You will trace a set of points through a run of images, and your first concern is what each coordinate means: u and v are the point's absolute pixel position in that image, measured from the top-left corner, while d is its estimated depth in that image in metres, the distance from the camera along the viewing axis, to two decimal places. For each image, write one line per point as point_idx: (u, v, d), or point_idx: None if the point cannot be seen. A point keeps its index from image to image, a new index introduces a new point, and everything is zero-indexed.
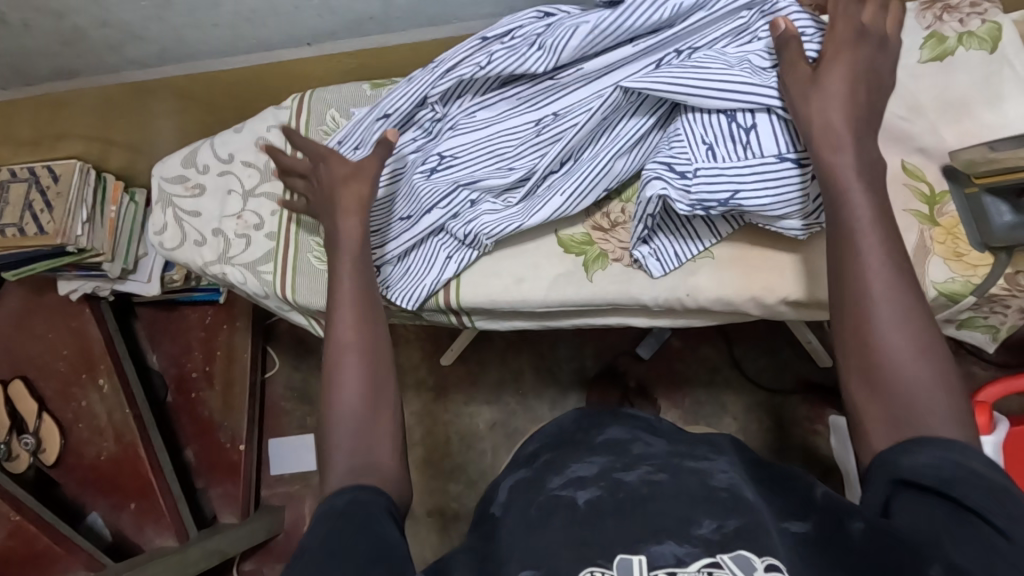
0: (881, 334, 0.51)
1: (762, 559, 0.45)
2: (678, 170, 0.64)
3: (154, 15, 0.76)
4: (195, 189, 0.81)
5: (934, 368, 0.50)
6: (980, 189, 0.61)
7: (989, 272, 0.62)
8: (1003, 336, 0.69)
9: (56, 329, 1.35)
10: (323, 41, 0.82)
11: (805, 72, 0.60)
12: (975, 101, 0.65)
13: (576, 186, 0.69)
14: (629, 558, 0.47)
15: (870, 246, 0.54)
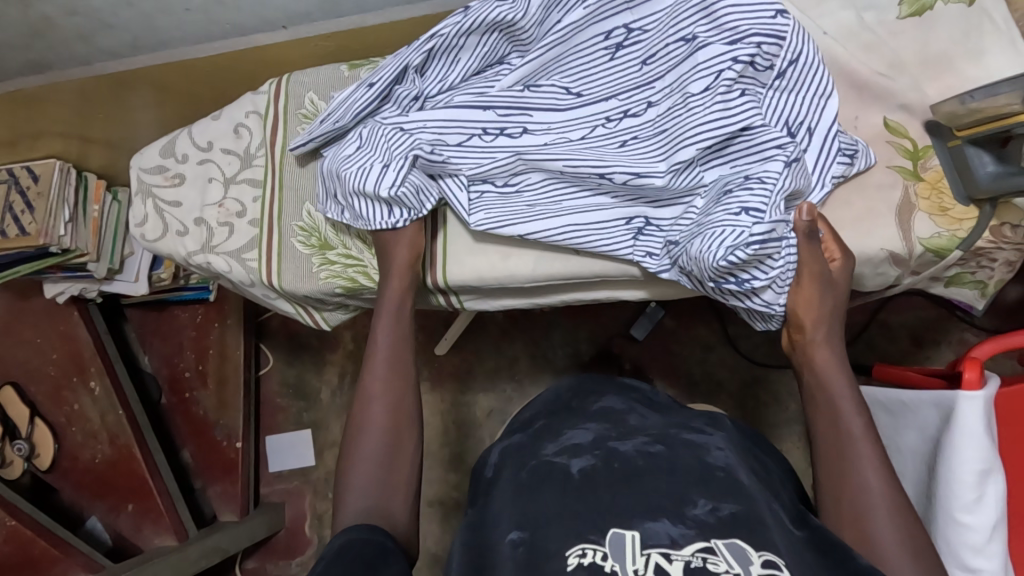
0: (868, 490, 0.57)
1: (759, 554, 0.51)
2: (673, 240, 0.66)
3: (124, 1, 0.74)
4: (175, 179, 0.80)
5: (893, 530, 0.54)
6: (962, 141, 0.61)
7: (974, 226, 0.62)
8: (991, 291, 0.70)
9: (44, 334, 1.33)
10: (299, 23, 0.81)
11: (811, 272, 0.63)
12: (956, 58, 0.65)
13: (509, 206, 0.70)
14: (622, 534, 0.54)
15: (867, 441, 0.59)
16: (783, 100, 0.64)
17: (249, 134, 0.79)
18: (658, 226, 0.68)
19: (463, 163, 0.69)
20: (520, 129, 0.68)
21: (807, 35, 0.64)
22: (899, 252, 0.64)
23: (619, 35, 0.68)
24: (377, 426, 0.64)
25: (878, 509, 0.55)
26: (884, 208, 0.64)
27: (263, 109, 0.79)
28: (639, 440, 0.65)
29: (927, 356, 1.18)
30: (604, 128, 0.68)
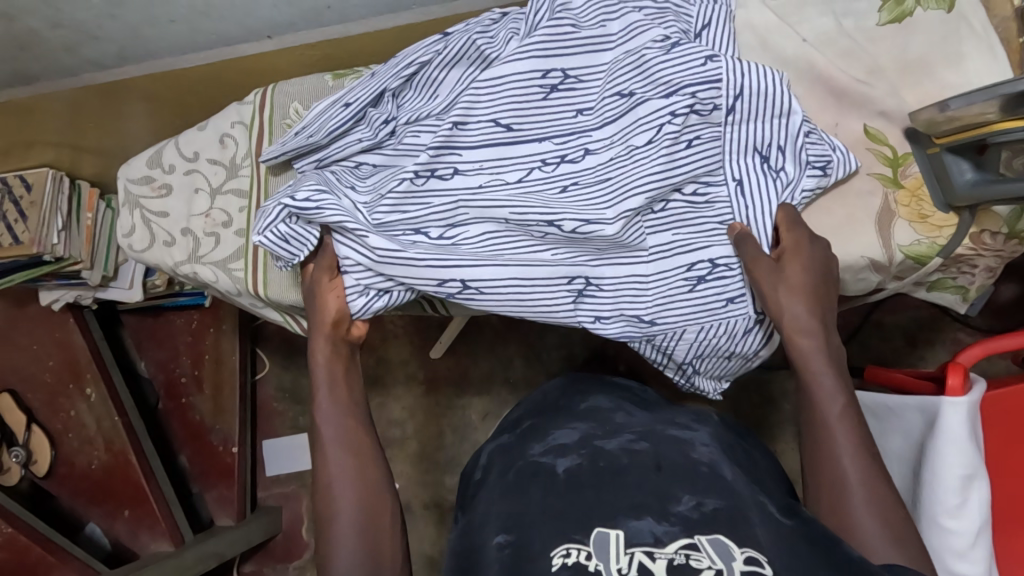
0: (846, 484, 0.56)
1: (742, 550, 0.50)
2: (637, 318, 0.68)
3: (107, 14, 0.74)
4: (162, 189, 0.80)
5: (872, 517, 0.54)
6: (941, 149, 0.61)
7: (953, 233, 0.63)
8: (973, 296, 0.71)
9: (40, 340, 1.34)
10: (283, 33, 0.81)
11: (766, 263, 0.62)
12: (936, 62, 0.65)
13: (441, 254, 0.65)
14: (606, 532, 0.54)
15: (843, 431, 0.58)
16: (743, 131, 0.65)
17: (235, 145, 0.79)
18: (599, 285, 0.67)
19: (399, 208, 0.67)
20: (450, 170, 0.68)
21: (755, 66, 0.63)
22: (880, 259, 0.65)
23: (556, 77, 0.67)
24: (343, 482, 0.64)
25: (856, 502, 0.55)
26: (863, 214, 0.65)
27: (248, 119, 0.79)
28: (624, 438, 0.66)
29: (921, 355, 1.17)
30: (542, 172, 0.67)
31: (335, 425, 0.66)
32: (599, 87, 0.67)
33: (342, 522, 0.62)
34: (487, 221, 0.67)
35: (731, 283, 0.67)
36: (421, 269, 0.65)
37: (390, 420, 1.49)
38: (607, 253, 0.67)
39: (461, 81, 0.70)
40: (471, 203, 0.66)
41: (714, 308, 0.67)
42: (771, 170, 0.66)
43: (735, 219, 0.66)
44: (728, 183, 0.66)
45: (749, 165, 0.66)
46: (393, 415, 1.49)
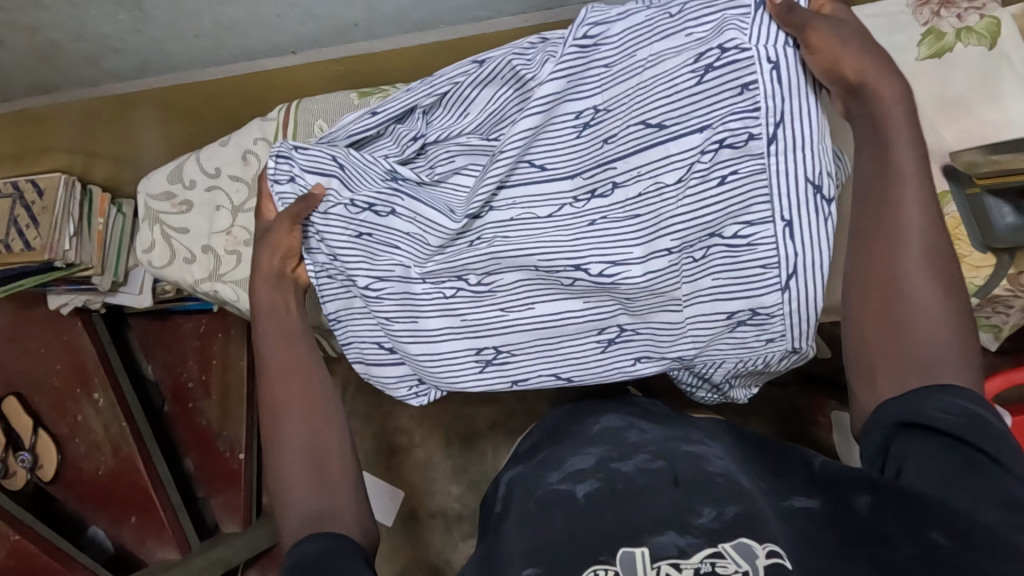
0: (908, 272, 0.56)
1: (762, 546, 0.50)
2: (673, 359, 0.73)
3: (131, 28, 0.73)
4: (183, 206, 0.80)
5: (943, 317, 0.55)
6: (983, 188, 0.64)
7: (990, 272, 0.66)
8: (1006, 334, 0.78)
9: (48, 344, 1.33)
10: (307, 48, 0.80)
11: (836, 29, 0.58)
12: (970, 98, 0.66)
13: (484, 312, 0.73)
14: (631, 551, 0.54)
15: (913, 199, 0.56)
16: (791, 159, 0.61)
17: (257, 162, 0.78)
18: (633, 331, 0.73)
19: (439, 253, 0.72)
20: (487, 208, 0.71)
21: (790, 92, 0.60)
22: None
23: (587, 116, 0.68)
24: (288, 406, 0.66)
25: (922, 297, 0.56)
26: None
27: (272, 136, 0.78)
28: (641, 458, 0.65)
29: None
30: (574, 205, 0.69)
31: (278, 347, 0.69)
32: (630, 113, 0.66)
33: (291, 446, 0.65)
34: (519, 269, 0.71)
35: (772, 325, 0.67)
36: (456, 343, 0.74)
37: (398, 428, 1.49)
38: (636, 301, 0.70)
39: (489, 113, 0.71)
40: (504, 257, 0.70)
41: (754, 346, 0.69)
42: (823, 202, 0.62)
43: (778, 265, 0.63)
44: (777, 223, 0.62)
45: (802, 202, 0.61)
46: (400, 422, 1.49)
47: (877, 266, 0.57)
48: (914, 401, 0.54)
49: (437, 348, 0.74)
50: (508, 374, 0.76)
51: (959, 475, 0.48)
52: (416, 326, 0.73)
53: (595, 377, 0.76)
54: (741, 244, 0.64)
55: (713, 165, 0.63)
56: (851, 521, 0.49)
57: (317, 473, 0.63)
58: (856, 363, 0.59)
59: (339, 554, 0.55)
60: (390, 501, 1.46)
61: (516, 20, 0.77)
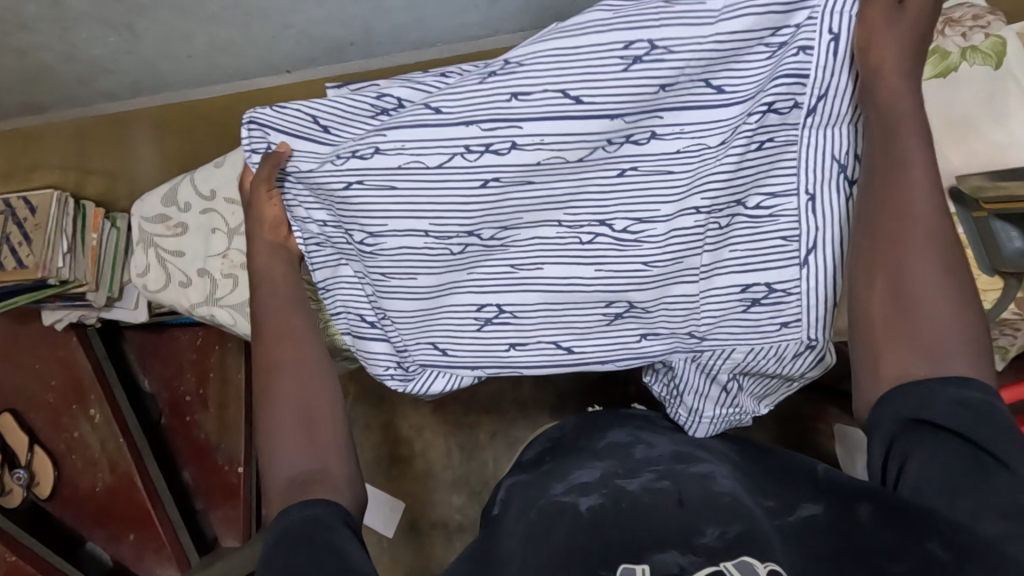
0: (909, 260, 0.52)
1: (764, 564, 0.47)
2: (687, 334, 0.69)
3: (124, 50, 0.72)
4: (178, 229, 0.79)
5: (948, 315, 0.51)
6: (989, 214, 0.63)
7: (997, 297, 0.66)
8: (1014, 355, 0.75)
9: (43, 359, 1.32)
10: (303, 67, 0.79)
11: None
12: (977, 119, 0.66)
13: (493, 266, 0.69)
14: (632, 567, 0.50)
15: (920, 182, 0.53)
16: (824, 135, 0.59)
17: None
18: (645, 308, 0.69)
19: (444, 192, 0.64)
20: (508, 145, 0.62)
21: (853, 48, 0.55)
22: None
23: (643, 50, 0.56)
24: (281, 368, 0.66)
25: (925, 292, 0.52)
26: None
27: None
28: (646, 477, 0.62)
29: None
30: (603, 153, 0.62)
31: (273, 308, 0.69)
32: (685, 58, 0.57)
33: (281, 408, 0.63)
34: (539, 226, 0.67)
35: (788, 307, 0.65)
36: (462, 296, 0.70)
37: (398, 438, 1.48)
38: (654, 265, 0.67)
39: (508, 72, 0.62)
40: (526, 211, 0.66)
41: (767, 331, 0.66)
42: (847, 181, 0.60)
43: (799, 239, 0.62)
44: (800, 196, 0.61)
45: (825, 175, 0.60)
46: (400, 433, 1.48)
47: (882, 242, 0.54)
48: (914, 402, 0.50)
49: (437, 300, 0.72)
50: (507, 338, 0.72)
51: (966, 486, 0.46)
52: (414, 282, 0.71)
53: (597, 357, 0.72)
54: (762, 217, 0.63)
55: (755, 130, 0.60)
56: (849, 526, 0.48)
57: (307, 429, 0.62)
58: (858, 348, 0.55)
59: (322, 531, 0.54)
60: (391, 510, 1.45)
61: (515, 38, 0.77)
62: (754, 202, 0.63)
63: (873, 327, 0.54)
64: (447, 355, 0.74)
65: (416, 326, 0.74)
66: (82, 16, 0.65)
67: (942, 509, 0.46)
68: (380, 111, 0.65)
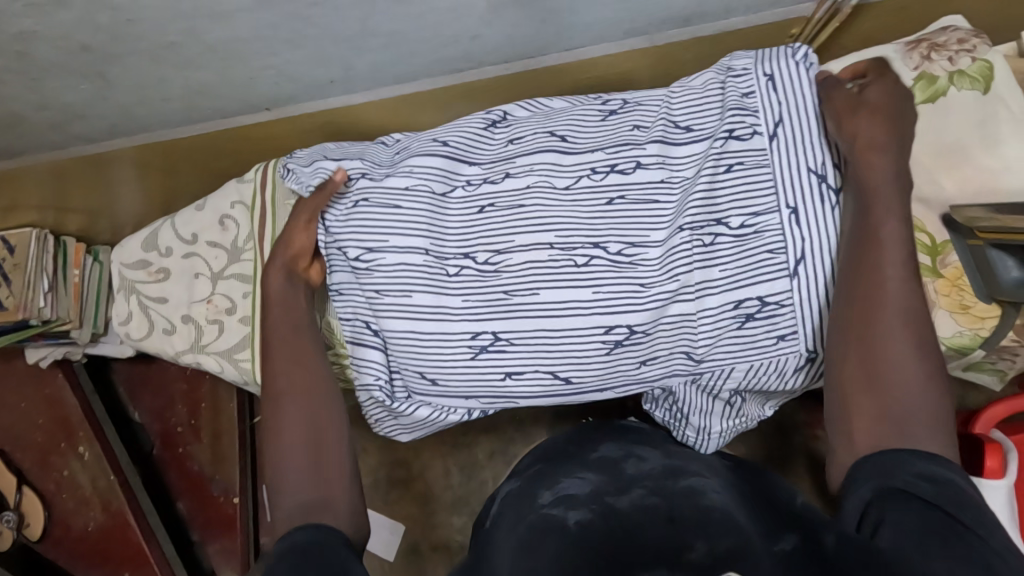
0: (886, 335, 0.55)
1: None
2: (694, 358, 0.65)
3: (97, 96, 0.70)
4: (159, 274, 0.77)
5: (921, 395, 0.54)
6: (984, 243, 0.63)
7: (996, 324, 0.66)
8: (1009, 377, 0.76)
9: (29, 398, 1.29)
10: (283, 104, 0.77)
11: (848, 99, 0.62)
12: (968, 145, 0.67)
13: (487, 293, 0.67)
14: None
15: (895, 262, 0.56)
16: (792, 153, 0.64)
17: (236, 227, 0.76)
18: (644, 332, 0.65)
19: (446, 215, 0.69)
20: (502, 175, 0.69)
21: (799, 85, 0.65)
22: None
23: (616, 104, 0.70)
24: (291, 395, 0.63)
25: (900, 368, 0.54)
26: None
27: (249, 200, 0.76)
28: (635, 494, 0.59)
29: None
30: (591, 182, 0.67)
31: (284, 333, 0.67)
32: (659, 110, 0.69)
33: (288, 435, 0.61)
34: (531, 249, 0.67)
35: (782, 319, 0.63)
36: (455, 325, 0.67)
37: (396, 460, 1.46)
38: (652, 288, 0.65)
39: (503, 122, 0.73)
40: (520, 231, 0.67)
41: (765, 346, 0.63)
42: (829, 191, 0.63)
43: (786, 250, 0.62)
44: (782, 211, 0.63)
45: (804, 188, 0.63)
46: (398, 455, 1.46)
47: (859, 318, 0.57)
48: (888, 468, 0.51)
49: (431, 328, 0.67)
50: (503, 367, 0.67)
51: (938, 536, 0.43)
52: (409, 302, 0.67)
53: (595, 385, 0.67)
54: (742, 235, 0.63)
55: (723, 153, 0.64)
56: (826, 562, 0.45)
57: (312, 458, 0.60)
58: (836, 415, 0.58)
59: (308, 556, 0.50)
60: (390, 534, 1.43)
61: (498, 68, 0.75)
62: (735, 220, 0.64)
63: (848, 390, 0.56)
64: (437, 385, 0.68)
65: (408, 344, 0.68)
66: (51, 67, 0.63)
67: (917, 559, 0.42)
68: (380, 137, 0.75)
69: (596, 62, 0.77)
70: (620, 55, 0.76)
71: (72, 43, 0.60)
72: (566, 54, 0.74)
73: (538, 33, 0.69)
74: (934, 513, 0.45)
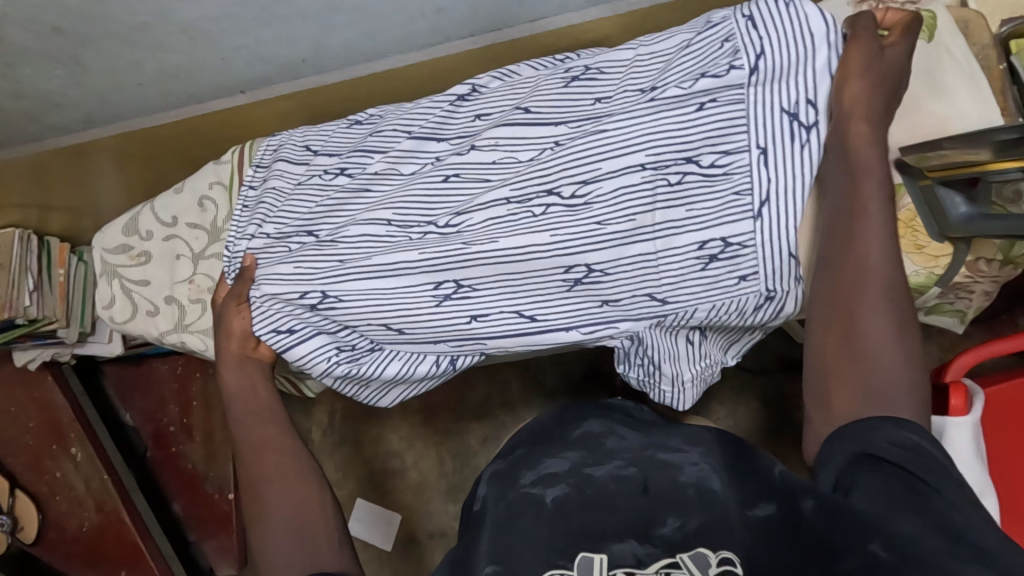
0: (868, 304, 0.56)
1: (717, 554, 0.51)
2: (657, 297, 0.65)
3: (71, 83, 0.72)
4: (140, 257, 0.79)
5: (898, 365, 0.54)
6: (933, 181, 0.64)
7: (949, 261, 0.68)
8: (970, 317, 0.79)
9: (18, 401, 1.29)
10: (257, 87, 0.79)
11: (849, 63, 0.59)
12: (919, 92, 0.68)
13: (447, 246, 0.67)
14: (591, 556, 0.54)
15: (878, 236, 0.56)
16: (768, 90, 0.62)
17: (215, 207, 0.79)
18: (602, 270, 0.66)
19: (412, 181, 0.71)
20: (470, 147, 0.70)
21: (788, 13, 0.62)
22: None
23: (577, 70, 0.71)
24: (268, 478, 0.66)
25: (880, 340, 0.55)
26: None
27: (227, 179, 0.80)
28: (616, 463, 0.64)
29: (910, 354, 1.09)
30: (550, 153, 0.68)
31: (255, 421, 0.70)
32: (618, 79, 0.69)
33: (273, 509, 0.63)
34: (490, 207, 0.68)
35: (744, 260, 0.63)
36: (416, 274, 0.68)
37: (389, 451, 1.47)
38: (608, 226, 0.65)
39: (472, 95, 0.75)
40: (483, 198, 0.68)
41: (727, 286, 0.64)
42: (800, 129, 0.61)
43: (752, 192, 0.62)
44: (751, 151, 0.62)
45: (776, 128, 0.62)
46: (391, 446, 1.47)
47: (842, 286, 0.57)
48: (863, 433, 0.52)
49: (392, 282, 0.68)
50: (469, 309, 0.68)
51: (906, 499, 0.45)
52: (371, 264, 0.69)
53: (561, 323, 0.68)
54: (706, 175, 0.63)
55: (693, 91, 0.64)
56: (803, 534, 0.48)
57: (299, 528, 0.62)
58: (816, 387, 0.58)
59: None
60: (387, 525, 1.44)
61: (465, 42, 0.77)
62: (707, 156, 0.63)
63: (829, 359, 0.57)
64: (404, 334, 0.70)
65: (369, 308, 0.69)
66: (23, 51, 0.64)
67: (887, 521, 0.44)
68: (355, 122, 0.79)
69: (561, 33, 0.79)
70: (582, 26, 0.78)
71: (42, 24, 0.61)
72: (529, 25, 0.76)
73: (500, 6, 0.71)
74: (902, 474, 0.47)
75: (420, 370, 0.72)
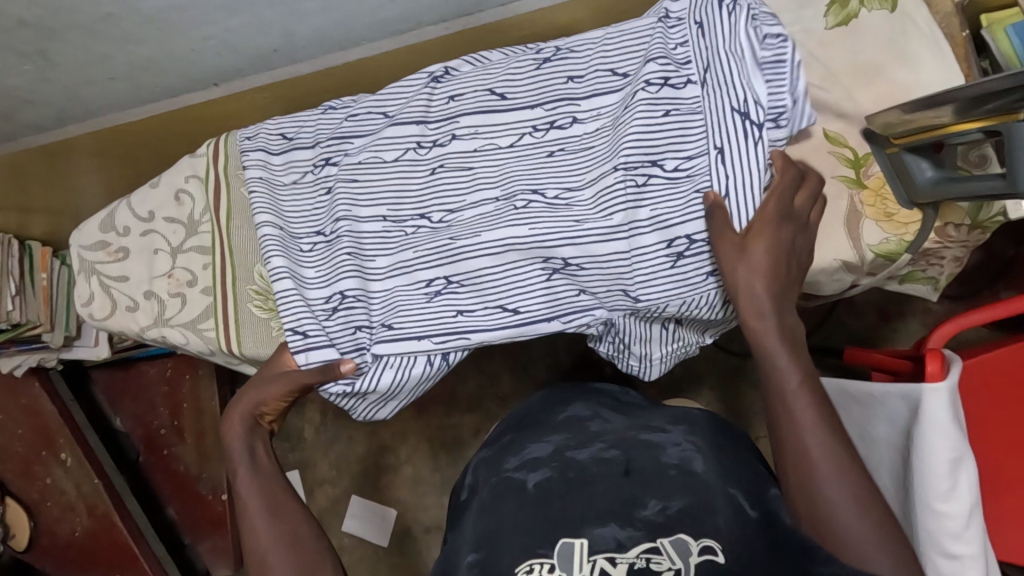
0: (814, 469, 0.53)
1: (698, 540, 0.52)
2: (630, 294, 0.64)
3: (41, 78, 0.71)
4: (118, 253, 0.79)
5: (863, 522, 0.51)
6: (899, 148, 0.65)
7: (918, 228, 0.69)
8: (943, 285, 0.80)
9: (4, 407, 1.27)
10: (230, 79, 0.79)
11: (731, 241, 0.58)
12: (884, 62, 0.72)
13: (436, 242, 0.69)
14: (571, 542, 0.55)
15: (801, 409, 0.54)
16: (719, 93, 0.61)
17: (191, 200, 0.79)
18: (579, 264, 0.65)
19: (398, 176, 0.72)
20: (449, 137, 0.72)
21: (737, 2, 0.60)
22: (853, 260, 0.70)
23: (549, 52, 0.73)
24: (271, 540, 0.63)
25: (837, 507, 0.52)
26: (834, 218, 0.70)
27: (202, 172, 0.79)
28: (596, 446, 0.63)
29: (893, 330, 1.11)
30: (531, 138, 0.70)
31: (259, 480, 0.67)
32: (589, 58, 0.71)
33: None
34: (479, 205, 0.69)
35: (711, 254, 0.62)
36: (406, 273, 0.69)
37: (382, 447, 1.47)
38: (586, 224, 0.64)
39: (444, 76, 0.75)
40: (467, 194, 0.70)
41: (697, 283, 0.63)
42: (752, 127, 0.59)
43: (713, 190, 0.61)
44: (710, 152, 0.61)
45: (724, 126, 0.60)
46: (384, 441, 1.47)
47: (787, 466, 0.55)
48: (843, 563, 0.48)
49: (383, 278, 0.69)
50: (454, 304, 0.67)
51: None
52: (366, 265, 0.70)
53: (542, 314, 0.66)
54: (672, 170, 0.62)
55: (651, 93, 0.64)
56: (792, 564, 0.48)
57: None
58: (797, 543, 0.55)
59: None
60: (381, 521, 1.44)
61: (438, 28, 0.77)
62: (670, 161, 0.62)
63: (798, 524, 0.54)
64: (390, 329, 0.66)
65: (356, 301, 0.68)
66: None
67: None
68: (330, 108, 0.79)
69: (532, 16, 0.79)
70: (554, 9, 0.78)
71: (6, 18, 0.61)
72: (501, 8, 0.76)
73: None
74: None
75: (415, 373, 0.67)
